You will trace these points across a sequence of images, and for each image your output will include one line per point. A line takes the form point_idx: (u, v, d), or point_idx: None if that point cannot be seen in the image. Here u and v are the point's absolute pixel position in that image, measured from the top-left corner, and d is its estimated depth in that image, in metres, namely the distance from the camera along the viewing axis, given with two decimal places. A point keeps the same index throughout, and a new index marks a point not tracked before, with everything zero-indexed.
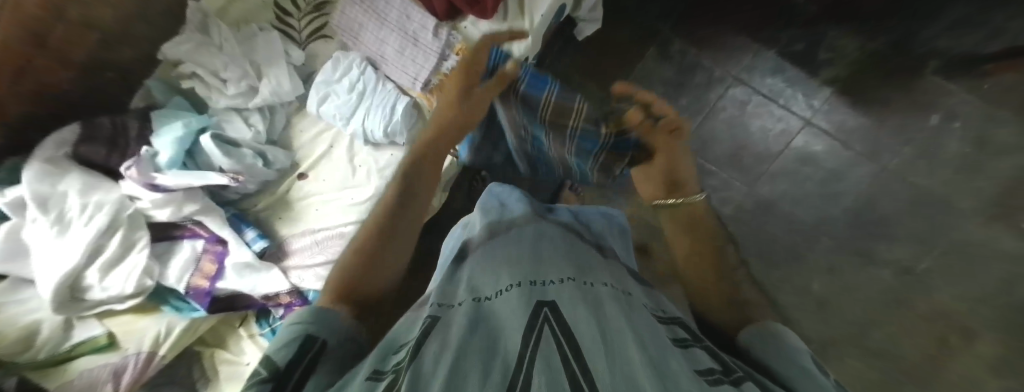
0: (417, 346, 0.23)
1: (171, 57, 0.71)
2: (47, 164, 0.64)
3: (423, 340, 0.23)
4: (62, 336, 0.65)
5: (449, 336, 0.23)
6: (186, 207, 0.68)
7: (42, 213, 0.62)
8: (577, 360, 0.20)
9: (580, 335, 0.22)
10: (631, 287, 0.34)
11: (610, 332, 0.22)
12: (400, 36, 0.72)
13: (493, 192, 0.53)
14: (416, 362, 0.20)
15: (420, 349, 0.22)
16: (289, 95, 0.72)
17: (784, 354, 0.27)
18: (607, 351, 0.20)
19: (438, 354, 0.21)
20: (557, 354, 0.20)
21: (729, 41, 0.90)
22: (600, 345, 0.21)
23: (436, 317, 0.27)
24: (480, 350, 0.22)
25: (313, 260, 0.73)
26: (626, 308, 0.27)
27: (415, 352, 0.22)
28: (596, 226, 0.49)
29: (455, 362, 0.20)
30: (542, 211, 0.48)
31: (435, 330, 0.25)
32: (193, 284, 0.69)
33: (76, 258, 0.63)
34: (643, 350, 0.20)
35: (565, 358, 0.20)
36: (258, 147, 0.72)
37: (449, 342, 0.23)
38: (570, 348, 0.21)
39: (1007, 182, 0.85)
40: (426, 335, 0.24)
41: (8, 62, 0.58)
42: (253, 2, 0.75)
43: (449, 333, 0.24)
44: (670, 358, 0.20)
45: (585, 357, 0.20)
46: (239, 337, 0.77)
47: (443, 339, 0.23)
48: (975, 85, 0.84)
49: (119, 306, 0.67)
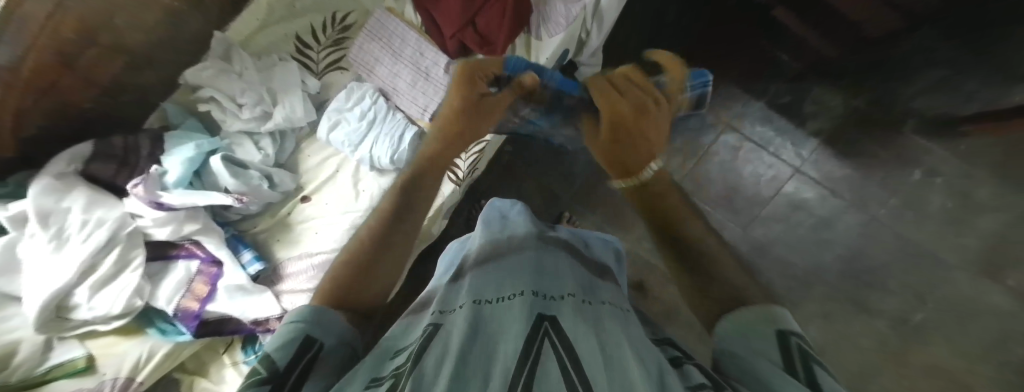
0: (420, 351, 0.23)
1: (191, 82, 0.75)
2: (56, 179, 0.65)
3: (426, 345, 0.24)
4: (39, 360, 0.62)
5: (451, 340, 0.24)
6: (187, 226, 0.68)
7: (42, 228, 0.62)
8: (578, 371, 0.20)
9: (581, 348, 0.23)
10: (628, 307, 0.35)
11: (610, 348, 0.23)
12: (412, 70, 0.77)
13: (493, 205, 0.53)
14: (419, 368, 0.21)
15: (423, 356, 0.23)
16: (302, 120, 0.75)
17: (745, 355, 0.24)
18: (607, 366, 0.21)
19: (441, 359, 0.22)
20: (557, 365, 0.21)
21: (721, 91, 0.96)
22: (601, 359, 0.22)
23: (438, 325, 0.28)
24: (482, 360, 0.22)
25: (307, 285, 0.72)
26: (626, 325, 0.27)
27: (418, 358, 0.23)
28: (593, 248, 0.50)
29: (458, 368, 0.21)
30: (538, 228, 0.47)
31: (437, 337, 0.25)
32: (181, 305, 0.68)
33: (68, 276, 0.62)
34: (642, 364, 0.21)
35: (566, 368, 0.21)
36: (265, 170, 0.74)
37: (450, 347, 0.23)
38: (571, 358, 0.22)
39: (991, 238, 0.87)
40: (429, 342, 0.25)
41: (38, 81, 0.60)
42: (275, 34, 0.80)
43: (451, 338, 0.25)
44: (670, 374, 0.21)
45: (585, 369, 0.21)
46: (222, 364, 0.74)
47: (445, 343, 0.24)
48: (953, 144, 0.89)
49: (103, 326, 0.66)
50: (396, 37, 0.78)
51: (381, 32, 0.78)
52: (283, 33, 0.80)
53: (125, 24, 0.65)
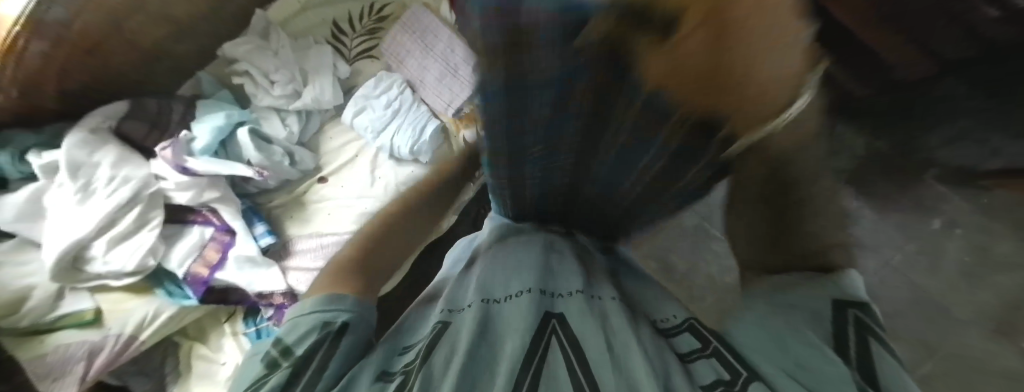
0: (428, 355, 0.25)
1: (229, 55, 0.78)
2: (91, 133, 0.68)
3: (434, 346, 0.26)
4: (49, 307, 0.64)
5: (459, 341, 0.25)
6: (207, 193, 0.71)
7: (70, 179, 0.65)
8: (585, 377, 0.22)
9: (589, 353, 0.24)
10: (637, 305, 0.36)
11: (617, 348, 0.25)
12: (441, 65, 0.79)
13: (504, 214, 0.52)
14: (426, 367, 0.24)
15: (431, 356, 0.25)
16: (328, 103, 0.78)
17: (782, 309, 0.28)
18: (616, 370, 0.23)
19: (450, 364, 0.23)
20: (565, 372, 0.23)
21: None
22: (609, 365, 0.23)
23: (446, 323, 0.29)
24: (489, 362, 0.24)
25: (314, 264, 0.74)
26: (633, 324, 0.28)
27: (426, 357, 0.25)
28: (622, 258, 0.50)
29: (464, 382, 0.22)
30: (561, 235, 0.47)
31: (445, 335, 0.27)
32: (192, 270, 0.69)
33: (86, 229, 0.64)
34: (650, 372, 0.22)
35: (575, 376, 0.22)
36: (288, 147, 0.76)
37: (459, 348, 0.25)
38: (579, 364, 0.23)
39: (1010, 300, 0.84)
40: (437, 341, 0.26)
41: (87, 40, 0.63)
42: (314, 18, 0.83)
43: (459, 338, 0.26)
44: (677, 384, 0.23)
45: (593, 374, 0.22)
46: (222, 332, 0.74)
47: (453, 345, 0.25)
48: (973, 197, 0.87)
49: (114, 282, 0.67)
50: (429, 33, 0.80)
51: (416, 26, 0.81)
52: (322, 18, 0.83)
53: None
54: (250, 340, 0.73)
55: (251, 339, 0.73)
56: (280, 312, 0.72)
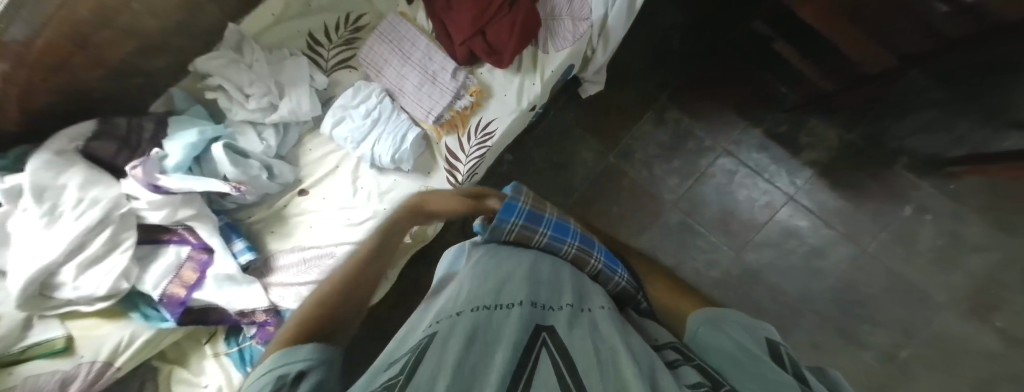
0: (417, 364, 0.24)
1: (201, 69, 0.76)
2: (57, 156, 0.65)
3: (423, 357, 0.25)
4: (16, 338, 0.60)
5: (450, 353, 0.25)
6: (181, 211, 0.68)
7: (36, 203, 0.61)
8: (572, 376, 0.22)
9: (576, 358, 0.25)
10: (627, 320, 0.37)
11: (604, 351, 0.25)
12: (420, 73, 0.79)
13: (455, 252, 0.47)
14: (418, 379, 0.22)
15: (421, 367, 0.24)
16: (306, 114, 0.77)
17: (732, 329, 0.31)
18: (602, 369, 0.23)
19: (440, 372, 0.23)
20: (553, 373, 0.23)
21: (720, 116, 0.98)
22: (595, 365, 0.23)
23: (437, 337, 0.28)
24: (478, 368, 0.24)
25: (297, 279, 0.72)
26: (621, 330, 0.29)
27: (417, 368, 0.23)
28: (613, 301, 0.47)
29: (459, 380, 0.22)
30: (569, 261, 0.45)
31: (435, 348, 0.26)
32: (168, 291, 0.67)
33: (54, 255, 0.61)
34: (634, 363, 0.23)
35: (562, 375, 0.22)
36: (266, 160, 0.74)
37: (449, 357, 0.24)
38: (566, 367, 0.24)
39: (976, 280, 0.88)
40: (427, 353, 0.26)
41: (51, 58, 0.61)
42: (289, 30, 0.82)
43: (450, 350, 0.25)
44: (661, 373, 0.23)
45: (582, 376, 0.22)
46: (203, 354, 0.72)
47: (443, 356, 0.25)
48: (942, 183, 0.91)
49: (86, 308, 0.64)
50: (406, 40, 0.80)
51: (392, 35, 0.80)
52: (296, 29, 0.82)
53: (141, 10, 0.66)
54: (234, 361, 0.71)
55: (234, 360, 0.71)
56: (263, 330, 0.71)
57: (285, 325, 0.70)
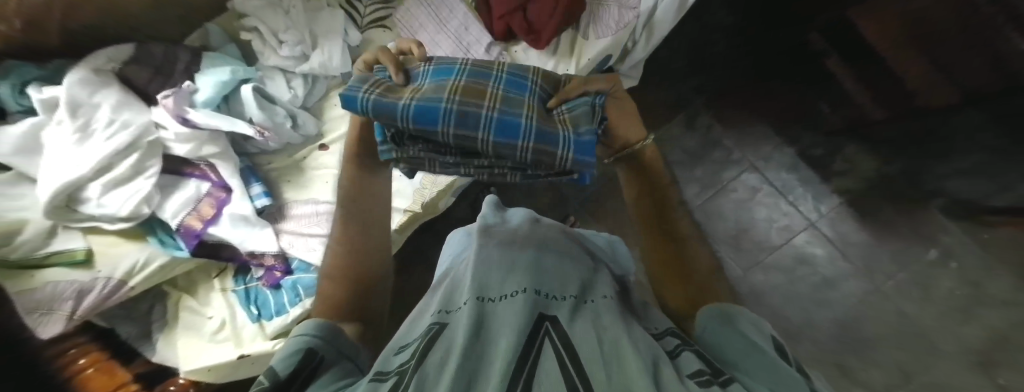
0: (423, 351, 0.25)
1: (239, 8, 0.78)
2: (93, 73, 0.68)
3: (429, 345, 0.25)
4: (41, 243, 0.63)
5: (454, 341, 0.25)
6: (206, 147, 0.70)
7: (70, 118, 0.64)
8: (575, 366, 0.22)
9: (579, 348, 0.25)
10: (631, 309, 0.37)
11: (607, 344, 0.25)
12: (454, 42, 0.78)
13: (454, 243, 0.50)
14: (422, 368, 0.22)
15: (426, 354, 0.24)
16: (336, 70, 0.78)
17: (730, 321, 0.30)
18: (605, 362, 0.23)
19: (445, 360, 0.23)
20: (555, 363, 0.23)
21: (752, 129, 0.95)
22: (598, 356, 0.23)
23: (443, 324, 0.29)
24: (481, 356, 0.24)
25: (309, 230, 0.74)
26: (623, 320, 0.29)
27: (422, 356, 0.24)
28: (626, 281, 0.46)
29: (464, 369, 0.22)
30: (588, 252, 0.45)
31: (441, 336, 0.27)
32: (184, 222, 0.68)
33: (84, 170, 0.62)
34: (636, 355, 0.23)
35: (563, 365, 0.23)
36: (292, 110, 0.76)
37: (453, 346, 0.25)
38: (569, 356, 0.24)
39: (990, 333, 0.85)
40: (433, 341, 0.26)
41: None
42: None
43: (454, 339, 0.26)
44: (664, 367, 0.23)
45: (585, 366, 0.22)
46: (211, 287, 0.74)
47: (448, 345, 0.25)
48: (974, 231, 0.88)
49: (107, 226, 0.66)
50: (446, 8, 0.80)
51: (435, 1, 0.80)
52: None
53: None
54: (239, 299, 0.73)
55: (239, 297, 0.73)
56: (269, 273, 0.73)
57: (292, 272, 0.73)
